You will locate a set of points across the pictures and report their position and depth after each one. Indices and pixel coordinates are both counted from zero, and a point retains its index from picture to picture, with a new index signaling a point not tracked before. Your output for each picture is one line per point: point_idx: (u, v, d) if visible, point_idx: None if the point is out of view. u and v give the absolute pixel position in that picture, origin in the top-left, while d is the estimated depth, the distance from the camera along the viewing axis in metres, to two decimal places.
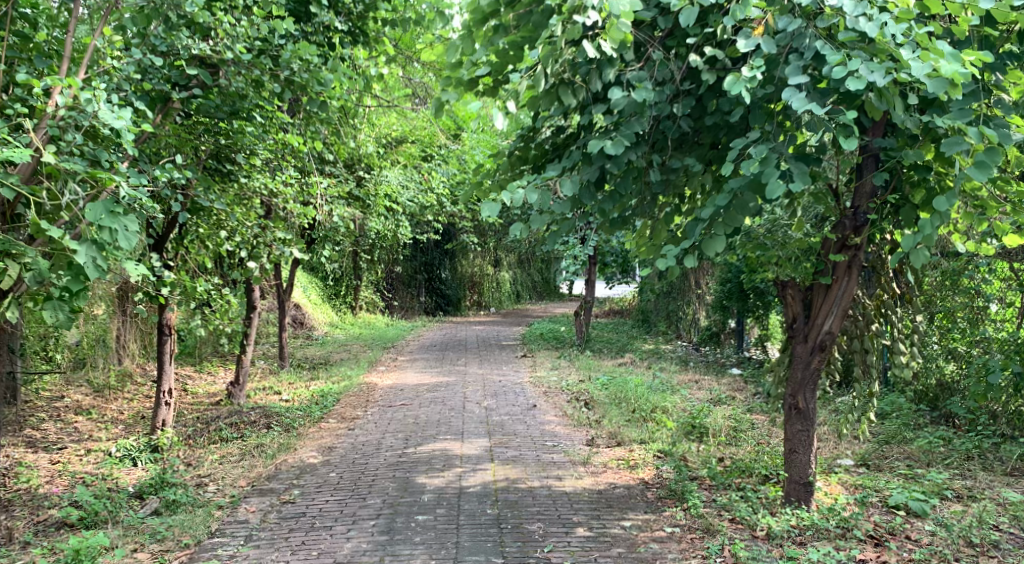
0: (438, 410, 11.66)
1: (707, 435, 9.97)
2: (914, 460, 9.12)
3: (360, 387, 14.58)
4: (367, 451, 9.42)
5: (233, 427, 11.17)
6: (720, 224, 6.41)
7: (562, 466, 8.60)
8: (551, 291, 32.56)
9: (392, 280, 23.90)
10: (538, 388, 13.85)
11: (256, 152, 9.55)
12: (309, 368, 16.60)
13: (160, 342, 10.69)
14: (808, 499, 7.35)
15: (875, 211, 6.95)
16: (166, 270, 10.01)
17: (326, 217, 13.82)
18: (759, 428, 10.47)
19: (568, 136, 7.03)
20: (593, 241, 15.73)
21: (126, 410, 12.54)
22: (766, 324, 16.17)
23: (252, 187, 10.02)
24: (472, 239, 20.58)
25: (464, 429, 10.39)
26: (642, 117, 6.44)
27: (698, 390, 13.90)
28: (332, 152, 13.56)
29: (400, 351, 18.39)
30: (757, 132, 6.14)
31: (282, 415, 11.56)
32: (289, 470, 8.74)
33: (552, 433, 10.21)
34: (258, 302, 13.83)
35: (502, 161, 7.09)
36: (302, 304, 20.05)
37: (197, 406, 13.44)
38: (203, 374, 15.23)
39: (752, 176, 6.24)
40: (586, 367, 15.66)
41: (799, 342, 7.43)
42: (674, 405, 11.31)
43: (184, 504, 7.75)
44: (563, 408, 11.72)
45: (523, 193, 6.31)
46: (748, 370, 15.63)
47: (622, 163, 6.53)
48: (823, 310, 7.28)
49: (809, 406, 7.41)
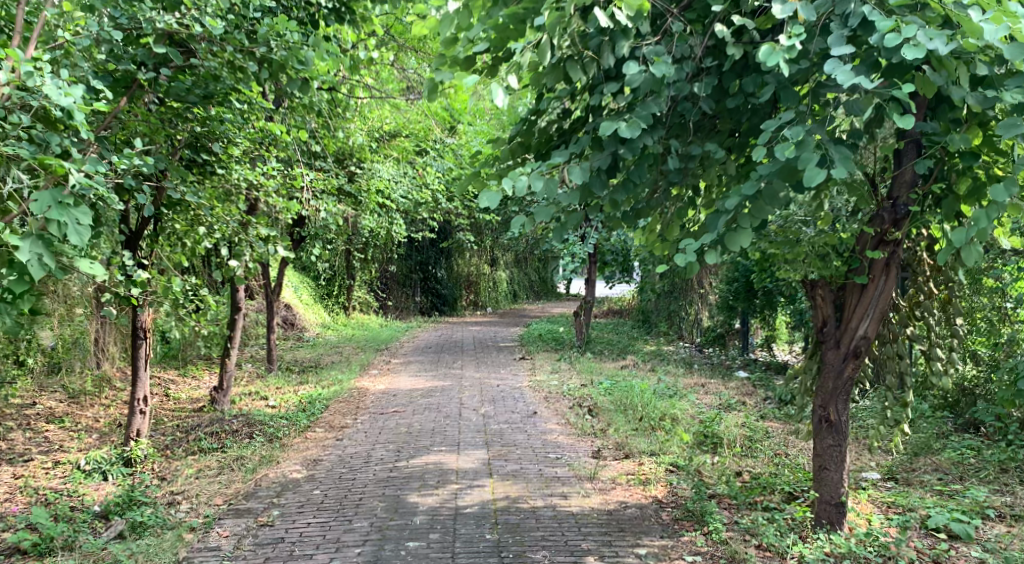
0: (432, 418, 10.96)
1: (721, 446, 9.31)
2: (945, 473, 8.43)
3: (351, 392, 13.89)
4: (355, 465, 8.72)
5: (214, 437, 10.47)
6: (747, 215, 5.73)
7: (567, 483, 7.90)
8: (548, 289, 31.82)
9: (386, 279, 23.19)
10: (537, 393, 13.17)
11: (236, 141, 8.85)
12: (298, 371, 15.90)
13: (135, 347, 10.00)
14: (841, 521, 6.69)
15: (916, 203, 6.30)
16: (140, 269, 9.33)
17: (314, 213, 13.13)
18: (776, 437, 9.79)
19: (577, 121, 6.35)
20: (593, 238, 15.04)
21: (102, 417, 11.83)
22: (773, 325, 15.49)
23: (231, 179, 9.32)
24: (469, 237, 19.85)
25: (460, 439, 9.70)
26: (658, 97, 5.79)
27: (705, 394, 13.21)
28: (321, 144, 12.84)
29: (394, 353, 17.71)
30: (790, 112, 5.47)
31: (266, 423, 10.86)
32: (269, 487, 8.05)
33: (554, 444, 9.52)
34: (242, 303, 13.14)
35: (503, 148, 6.40)
36: (293, 305, 19.36)
37: (179, 413, 12.74)
38: (187, 379, 14.54)
39: (784, 161, 5.57)
40: (588, 370, 14.98)
41: (831, 348, 6.75)
42: (684, 413, 10.62)
43: (152, 527, 7.11)
44: (565, 415, 11.03)
45: (525, 181, 5.71)
46: (756, 373, 14.96)
47: (637, 150, 5.87)
48: (858, 313, 6.61)
49: (841, 419, 6.74)
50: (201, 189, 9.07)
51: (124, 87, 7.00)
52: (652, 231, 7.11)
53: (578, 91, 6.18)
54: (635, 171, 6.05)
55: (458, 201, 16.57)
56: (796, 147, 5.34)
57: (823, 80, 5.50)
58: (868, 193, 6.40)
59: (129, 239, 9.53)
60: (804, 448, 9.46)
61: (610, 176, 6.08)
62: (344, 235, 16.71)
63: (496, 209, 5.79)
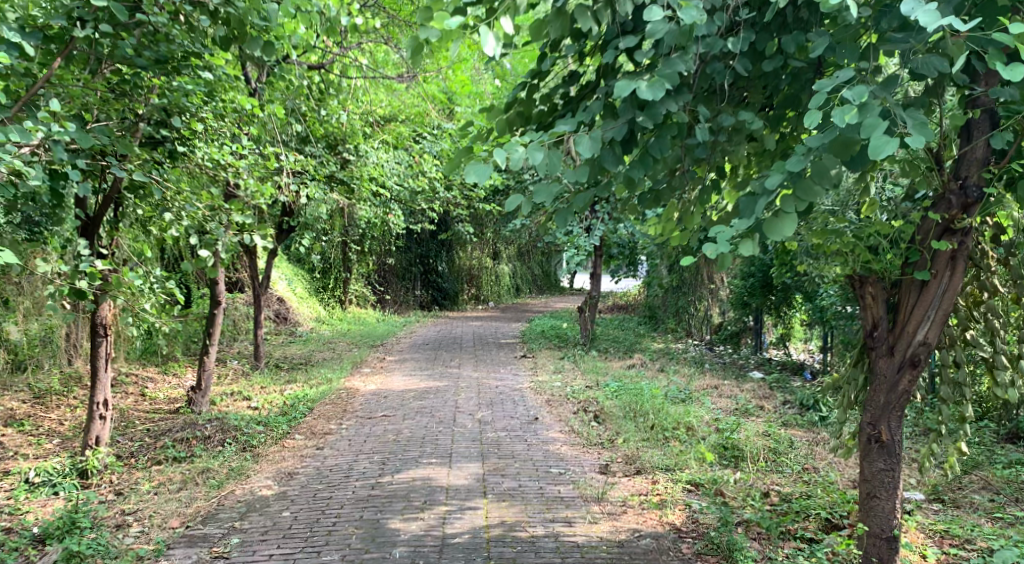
0: (424, 424, 9.99)
1: (743, 460, 8.40)
2: (998, 491, 7.43)
3: (339, 393, 12.90)
4: (333, 480, 7.78)
5: (183, 445, 9.49)
6: (791, 197, 4.80)
7: (572, 505, 6.98)
8: (552, 285, 30.94)
9: (384, 272, 22.22)
10: (540, 396, 12.19)
11: (199, 115, 7.94)
12: (286, 369, 14.93)
13: (93, 345, 9.01)
14: (892, 559, 5.84)
15: (991, 184, 5.36)
16: (98, 258, 8.44)
17: (296, 196, 12.18)
18: (802, 450, 8.82)
19: (585, 87, 5.42)
20: (599, 228, 14.07)
21: (68, 420, 10.83)
22: (790, 323, 14.50)
23: (195, 157, 8.42)
24: (468, 229, 18.86)
25: (453, 450, 8.74)
26: (685, 54, 4.93)
27: (720, 398, 12.25)
28: (305, 125, 11.87)
29: (389, 350, 16.71)
30: (849, 69, 4.58)
31: (242, 428, 9.88)
32: (234, 508, 7.16)
33: (557, 456, 8.55)
34: (223, 297, 12.17)
35: (496, 120, 5.42)
36: (286, 299, 18.43)
37: (154, 415, 11.81)
38: (167, 377, 13.63)
39: (839, 130, 4.67)
40: (593, 371, 13.99)
41: (882, 355, 5.79)
42: (699, 420, 9.65)
43: (90, 558, 6.28)
44: (569, 421, 10.07)
45: (523, 151, 4.82)
46: (772, 375, 13.97)
47: (660, 115, 4.93)
48: (916, 315, 5.66)
49: (894, 439, 5.80)
50: (167, 170, 8.26)
51: (59, 47, 6.19)
52: (669, 217, 6.18)
53: (587, 50, 5.31)
54: (655, 143, 5.07)
55: (457, 190, 15.61)
56: (857, 112, 4.47)
57: (888, 34, 4.71)
58: (932, 172, 5.43)
59: (87, 225, 8.58)
60: (835, 463, 8.50)
61: (626, 150, 5.13)
62: (337, 224, 15.74)
63: (485, 185, 4.92)
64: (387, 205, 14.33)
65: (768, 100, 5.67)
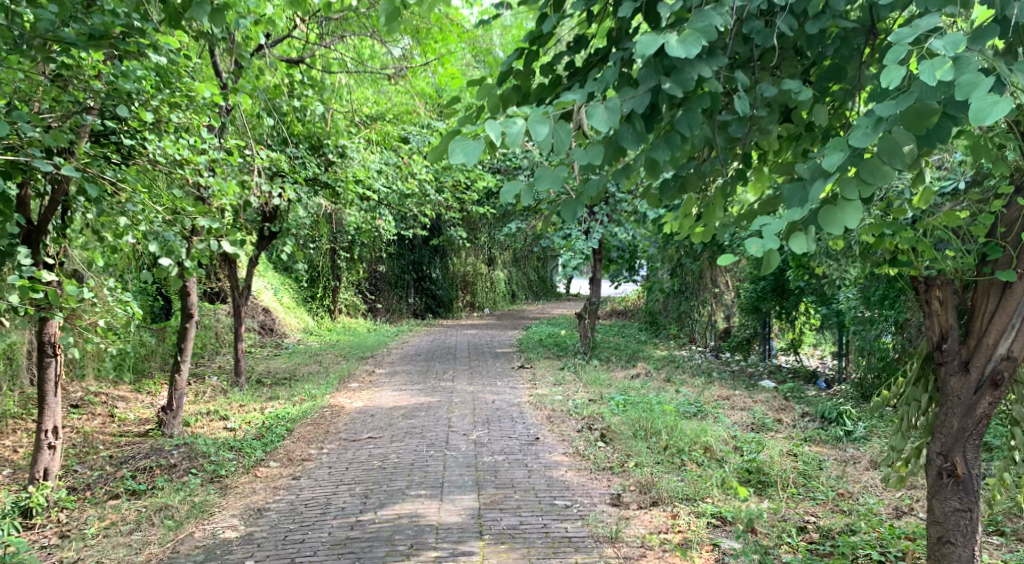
0: (414, 446, 9.04)
1: (771, 487, 7.50)
2: None
3: (323, 411, 11.91)
4: (308, 518, 6.90)
5: (145, 476, 8.53)
6: (854, 180, 4.05)
7: (580, 548, 6.28)
8: (547, 289, 29.98)
9: (375, 280, 21.25)
10: (539, 412, 11.21)
11: (153, 102, 7.09)
12: (269, 385, 13.96)
13: (41, 367, 8.04)
14: None
15: None
16: (43, 266, 7.48)
17: (272, 198, 11.23)
18: (834, 472, 7.87)
19: (593, 54, 4.55)
20: (598, 231, 13.15)
21: (22, 447, 9.82)
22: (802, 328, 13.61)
23: (146, 152, 7.47)
24: (462, 235, 17.87)
25: (444, 479, 7.79)
26: (719, 6, 4.10)
27: (734, 411, 11.29)
28: (282, 122, 10.94)
29: (379, 362, 15.75)
30: (934, 15, 3.92)
31: (210, 455, 8.91)
32: (189, 557, 6.42)
33: (562, 485, 7.59)
34: (195, 308, 11.17)
35: (488, 95, 4.54)
36: (272, 309, 17.48)
37: (121, 439, 10.84)
38: (140, 396, 12.68)
39: (918, 94, 3.94)
40: (596, 382, 13.02)
41: (955, 372, 5.16)
42: (717, 438, 8.72)
43: None
44: (573, 440, 9.13)
45: (522, 125, 3.99)
46: (784, 384, 13.00)
47: (692, 80, 4.07)
48: (999, 325, 5.03)
49: (971, 473, 5.22)
50: (121, 170, 7.48)
51: None
52: (689, 213, 5.47)
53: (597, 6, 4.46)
54: (683, 117, 4.19)
55: (448, 192, 14.65)
56: (951, 67, 3.87)
57: None
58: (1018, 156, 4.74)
59: (30, 233, 7.66)
60: (872, 487, 7.56)
61: (649, 126, 4.23)
62: (321, 230, 14.79)
63: (474, 166, 4.10)
64: (375, 209, 13.34)
65: (806, 75, 4.98)
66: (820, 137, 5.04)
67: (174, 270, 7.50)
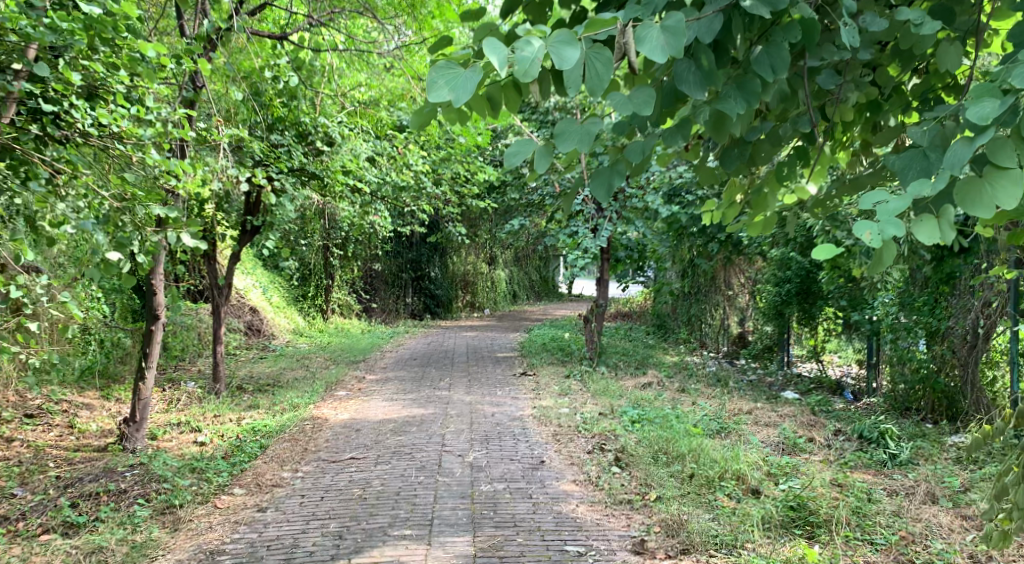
0: (403, 470, 7.84)
1: (820, 529, 6.34)
2: None
3: (304, 423, 10.72)
4: None
5: (88, 505, 7.24)
6: (1013, 142, 3.74)
7: None
8: (549, 289, 28.65)
9: (370, 279, 20.04)
10: (544, 428, 9.98)
11: (82, 62, 6.03)
12: (251, 391, 12.79)
13: None
14: None
15: None
16: None
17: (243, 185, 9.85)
18: (890, 506, 6.62)
19: None
20: (608, 228, 11.85)
21: None
22: (818, 329, 12.16)
23: (80, 127, 6.32)
24: (460, 230, 16.65)
25: (435, 514, 6.66)
26: None
27: (760, 426, 10.11)
28: (260, 101, 9.74)
29: (371, 367, 14.53)
30: None
31: (165, 480, 7.62)
32: None
33: (574, 525, 6.53)
34: (162, 308, 9.74)
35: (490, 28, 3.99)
36: (259, 308, 16.31)
37: (76, 454, 9.61)
38: (105, 404, 11.48)
39: None
40: (606, 393, 11.85)
41: None
42: (750, 462, 7.53)
43: None
44: (583, 463, 7.95)
45: (542, 44, 3.73)
46: (808, 396, 11.78)
47: (779, 0, 3.80)
48: None
49: None
50: (62, 148, 6.33)
51: None
52: (733, 200, 4.61)
53: None
54: (766, 56, 3.90)
55: (447, 183, 13.41)
56: None
57: None
58: None
59: None
60: (935, 527, 6.41)
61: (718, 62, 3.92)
62: (309, 224, 13.60)
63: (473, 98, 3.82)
64: (369, 202, 12.10)
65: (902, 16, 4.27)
66: (903, 104, 4.40)
67: (127, 267, 6.16)
